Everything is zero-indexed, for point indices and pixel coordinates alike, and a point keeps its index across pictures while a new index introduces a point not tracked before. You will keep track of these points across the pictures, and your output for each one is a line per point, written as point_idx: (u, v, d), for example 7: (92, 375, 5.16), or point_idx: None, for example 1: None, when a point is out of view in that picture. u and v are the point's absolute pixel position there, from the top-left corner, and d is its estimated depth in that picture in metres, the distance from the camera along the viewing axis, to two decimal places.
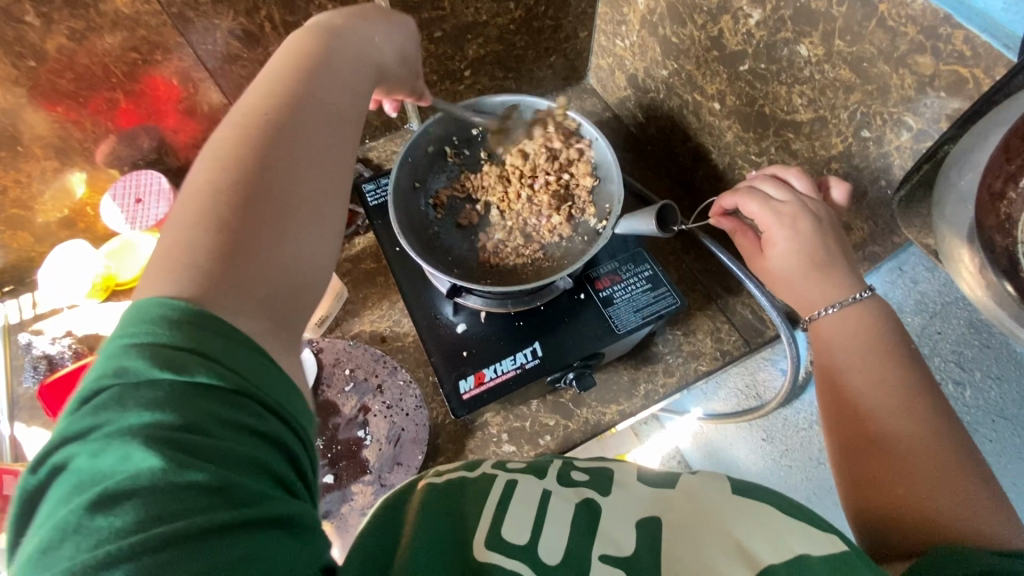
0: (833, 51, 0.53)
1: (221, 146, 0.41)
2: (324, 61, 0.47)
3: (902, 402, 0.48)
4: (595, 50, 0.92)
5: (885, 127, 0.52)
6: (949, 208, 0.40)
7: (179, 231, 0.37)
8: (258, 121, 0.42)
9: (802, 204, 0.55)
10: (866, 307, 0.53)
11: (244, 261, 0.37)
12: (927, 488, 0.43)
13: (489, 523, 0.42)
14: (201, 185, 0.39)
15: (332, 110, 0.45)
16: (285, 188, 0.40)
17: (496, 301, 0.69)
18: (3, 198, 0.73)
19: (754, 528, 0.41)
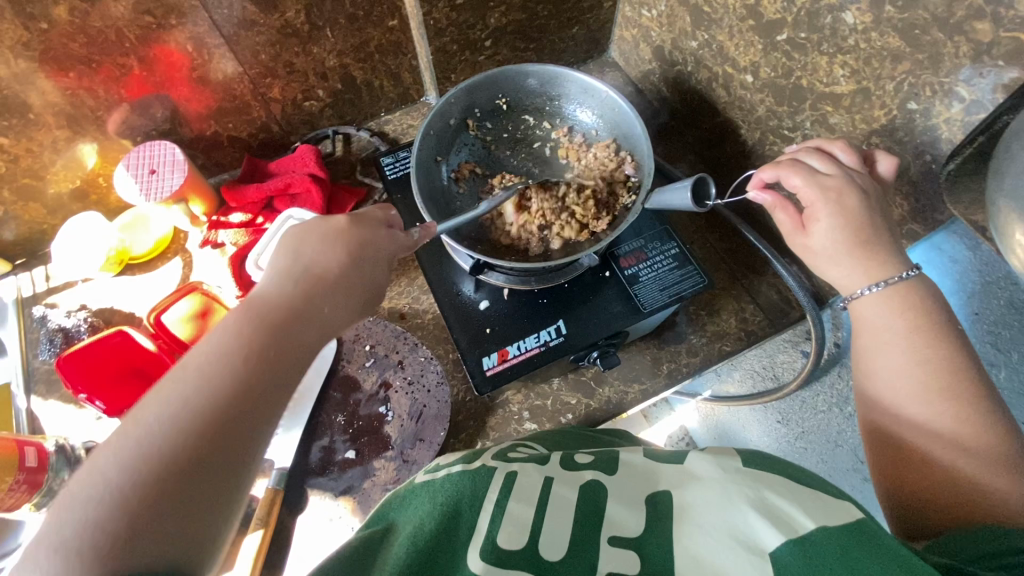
0: (882, 18, 0.51)
1: (170, 389, 0.38)
2: (287, 325, 0.44)
3: (948, 383, 0.46)
4: (619, 20, 0.89)
5: (934, 99, 0.50)
6: (1009, 181, 0.39)
7: (118, 477, 0.34)
8: (229, 364, 0.40)
9: (848, 178, 0.53)
10: (910, 286, 0.51)
11: (168, 523, 0.34)
12: (970, 468, 0.43)
13: (486, 529, 0.41)
14: (140, 425, 0.36)
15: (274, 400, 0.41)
16: (220, 464, 0.37)
17: (519, 278, 0.67)
18: (14, 167, 0.71)
19: (763, 502, 0.40)
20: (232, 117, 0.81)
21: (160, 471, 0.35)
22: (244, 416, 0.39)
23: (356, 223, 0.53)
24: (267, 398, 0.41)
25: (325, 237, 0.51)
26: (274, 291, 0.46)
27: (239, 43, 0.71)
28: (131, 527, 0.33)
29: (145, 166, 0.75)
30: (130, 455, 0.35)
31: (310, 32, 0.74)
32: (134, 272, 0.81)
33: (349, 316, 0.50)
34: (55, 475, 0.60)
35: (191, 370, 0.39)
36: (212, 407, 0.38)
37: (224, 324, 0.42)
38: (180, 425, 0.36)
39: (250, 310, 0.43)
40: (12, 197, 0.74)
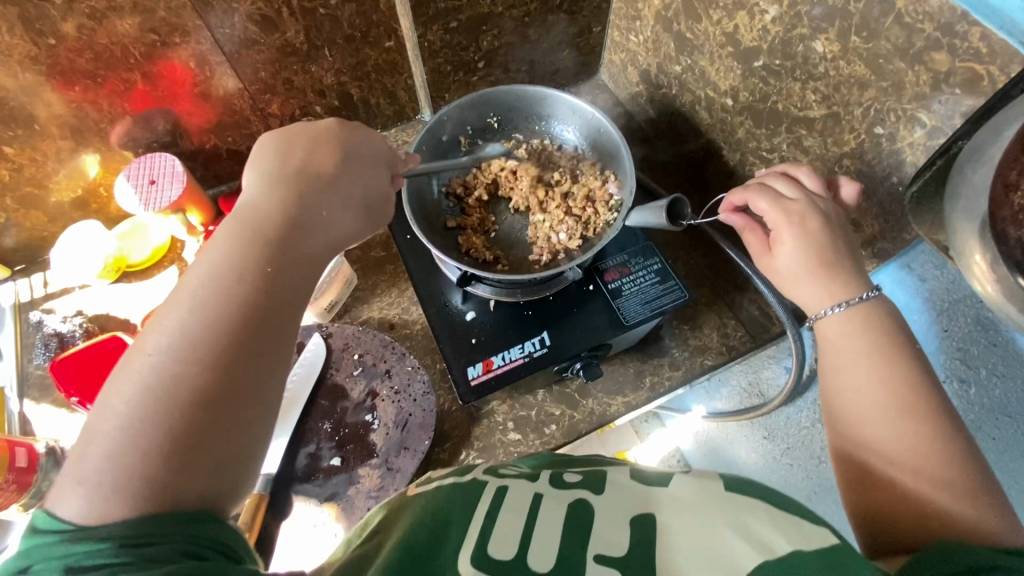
0: (848, 47, 0.54)
1: (156, 345, 0.40)
2: (286, 233, 0.46)
3: (909, 403, 0.48)
4: (608, 45, 0.93)
5: (899, 124, 0.52)
6: (962, 203, 0.41)
7: (137, 412, 0.38)
8: (228, 285, 0.42)
9: (810, 203, 0.56)
10: (871, 307, 0.53)
11: (195, 459, 0.38)
12: (928, 488, 0.44)
13: (475, 539, 0.43)
14: (135, 378, 0.39)
15: (283, 297, 0.44)
16: (231, 390, 0.40)
17: (506, 290, 0.69)
18: (18, 175, 0.74)
19: (746, 526, 0.41)
20: (232, 131, 0.83)
21: (172, 405, 0.39)
22: (249, 336, 0.42)
23: (345, 125, 0.54)
24: (275, 315, 0.43)
25: (312, 139, 0.51)
26: (264, 198, 0.47)
27: (240, 60, 0.74)
28: (160, 450, 0.38)
29: (145, 177, 0.77)
30: (142, 386, 0.39)
31: (309, 51, 0.77)
32: (130, 279, 0.83)
33: (349, 212, 0.50)
34: (44, 476, 0.61)
35: (189, 302, 0.41)
36: (218, 335, 0.41)
37: (217, 240, 0.44)
38: (187, 355, 0.40)
39: (240, 226, 0.45)
40: (14, 205, 0.76)
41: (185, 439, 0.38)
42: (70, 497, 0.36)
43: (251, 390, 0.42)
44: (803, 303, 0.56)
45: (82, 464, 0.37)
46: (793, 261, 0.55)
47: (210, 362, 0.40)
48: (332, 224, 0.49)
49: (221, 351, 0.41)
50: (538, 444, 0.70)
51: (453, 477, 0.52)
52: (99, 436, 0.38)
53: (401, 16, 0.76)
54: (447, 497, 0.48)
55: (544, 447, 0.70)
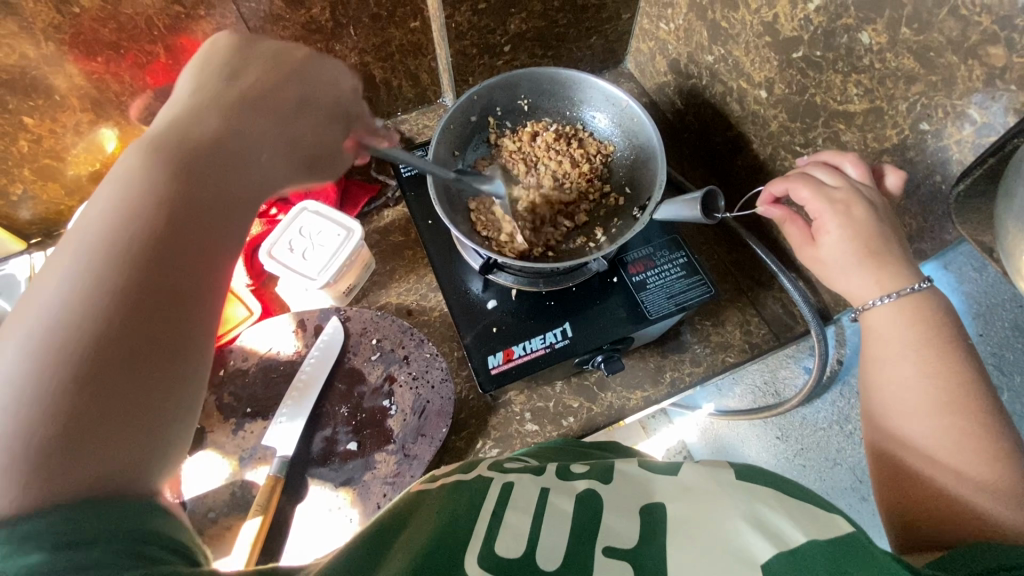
0: (897, 39, 0.52)
1: (49, 289, 0.32)
2: (217, 139, 0.39)
3: (953, 399, 0.47)
4: (636, 33, 0.91)
5: (946, 120, 0.51)
6: (1016, 203, 0.40)
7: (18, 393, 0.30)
8: (139, 187, 0.35)
9: (855, 190, 0.55)
10: (922, 299, 0.52)
11: (103, 429, 0.31)
12: (963, 488, 0.44)
13: (482, 535, 0.42)
14: (18, 333, 0.31)
15: (216, 213, 0.38)
16: (145, 316, 0.33)
17: (528, 279, 0.69)
18: (37, 147, 0.73)
19: (756, 514, 0.40)
20: None
21: (78, 327, 0.32)
22: (155, 246, 0.34)
23: (308, 58, 0.49)
24: (203, 217, 0.37)
25: (231, 46, 0.45)
26: (174, 114, 0.40)
27: (263, 36, 0.73)
28: (53, 441, 0.30)
29: None
30: (28, 355, 0.31)
31: (334, 29, 0.75)
32: None
33: (293, 132, 0.45)
34: None
35: (96, 246, 0.33)
36: (122, 245, 0.34)
37: (121, 159, 0.36)
38: (86, 311, 0.32)
39: (161, 142, 0.38)
40: (31, 176, 0.75)
41: (74, 413, 0.31)
42: None
43: (179, 319, 0.34)
44: (850, 292, 0.55)
45: None
46: (836, 248, 0.55)
47: (114, 283, 0.33)
48: (266, 139, 0.42)
49: (126, 264, 0.33)
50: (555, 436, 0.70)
51: (461, 475, 0.51)
52: None
53: None
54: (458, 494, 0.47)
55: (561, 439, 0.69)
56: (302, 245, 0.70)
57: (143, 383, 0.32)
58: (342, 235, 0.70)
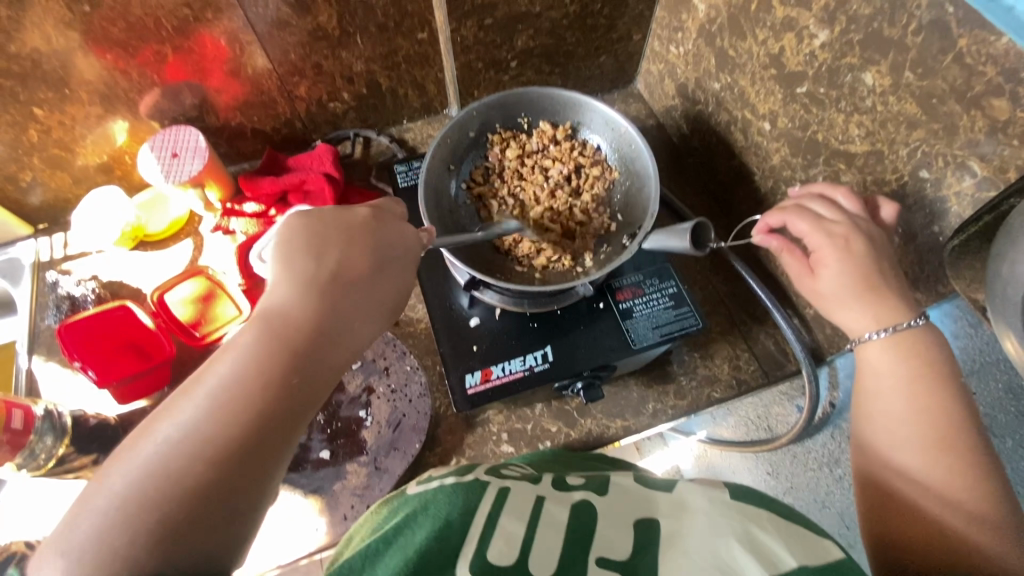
0: (900, 83, 0.50)
1: (170, 433, 0.40)
2: (310, 341, 0.45)
3: (947, 433, 0.47)
4: (647, 54, 0.90)
5: (946, 170, 0.49)
6: (1007, 267, 0.38)
7: (119, 502, 0.37)
8: (226, 404, 0.41)
9: (853, 223, 0.53)
10: (921, 334, 0.51)
11: (179, 545, 0.37)
12: (956, 521, 0.43)
13: (477, 535, 0.41)
14: (143, 459, 0.39)
15: (273, 444, 0.42)
16: (210, 531, 0.38)
17: (513, 299, 0.68)
18: (46, 137, 0.75)
19: (750, 535, 0.40)
20: (258, 111, 0.83)
21: (163, 519, 0.37)
22: (221, 490, 0.39)
23: (377, 218, 0.53)
24: (268, 446, 0.42)
25: (344, 234, 0.50)
26: (295, 301, 0.46)
27: (271, 41, 0.74)
28: (148, 540, 0.37)
29: (168, 149, 0.77)
30: (141, 473, 0.38)
31: (341, 37, 0.76)
32: (146, 249, 0.83)
33: (373, 320, 0.50)
34: (38, 439, 0.62)
35: (206, 400, 0.41)
36: (209, 462, 0.39)
37: (244, 339, 0.43)
38: (195, 448, 0.39)
39: (276, 324, 0.45)
40: (41, 164, 0.77)
41: (167, 521, 0.37)
42: (48, 573, 0.35)
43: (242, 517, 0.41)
44: (846, 325, 0.54)
45: (70, 536, 0.36)
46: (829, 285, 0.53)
47: (188, 506, 0.38)
48: (354, 334, 0.48)
49: (200, 489, 0.39)
50: None
51: (451, 478, 0.50)
52: (93, 510, 0.37)
53: (437, 9, 0.75)
54: (447, 495, 0.46)
55: None
56: None
57: (211, 533, 0.38)
58: None
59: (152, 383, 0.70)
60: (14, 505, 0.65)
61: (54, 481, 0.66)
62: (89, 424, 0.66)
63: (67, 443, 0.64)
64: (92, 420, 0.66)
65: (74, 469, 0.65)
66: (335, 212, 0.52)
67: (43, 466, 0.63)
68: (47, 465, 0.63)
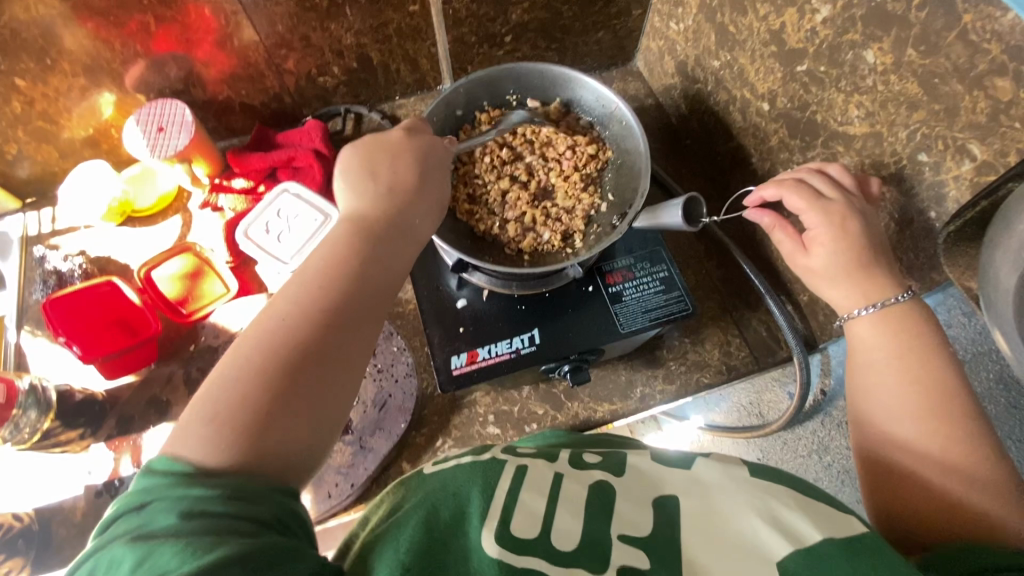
0: (902, 61, 0.48)
1: (269, 320, 0.44)
2: (380, 232, 0.50)
3: (940, 403, 0.46)
4: (647, 30, 0.87)
5: (945, 153, 0.47)
6: (1001, 255, 0.37)
7: (248, 373, 0.41)
8: (320, 286, 0.45)
9: (848, 202, 0.52)
10: (905, 309, 0.50)
11: (294, 409, 0.41)
12: (957, 487, 0.44)
13: (498, 512, 0.40)
14: (255, 339, 0.43)
15: (358, 320, 0.45)
16: (314, 395, 0.42)
17: (501, 281, 0.67)
18: (30, 109, 0.73)
19: (772, 512, 0.40)
20: (246, 85, 0.81)
21: (272, 384, 0.41)
22: (320, 357, 0.43)
23: (413, 131, 0.59)
24: (356, 321, 0.45)
25: (394, 149, 0.55)
26: (362, 206, 0.51)
27: (257, 11, 0.72)
28: (267, 404, 0.40)
29: (155, 123, 0.76)
30: (255, 348, 0.42)
31: (329, 8, 0.73)
32: (135, 225, 0.82)
33: (429, 216, 0.54)
34: (22, 413, 0.63)
35: (305, 284, 0.45)
36: (308, 333, 0.43)
37: (328, 239, 0.49)
38: (295, 324, 0.43)
39: (352, 225, 0.50)
40: (26, 137, 0.76)
41: (280, 386, 0.41)
42: (182, 446, 0.38)
43: (340, 392, 0.44)
44: (836, 301, 0.53)
45: (199, 408, 0.40)
46: None
47: (297, 372, 0.42)
48: (417, 229, 0.53)
49: (300, 355, 0.42)
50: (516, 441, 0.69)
51: (469, 457, 0.48)
52: (218, 386, 0.41)
53: None
54: (466, 471, 0.45)
55: None
56: (277, 227, 0.70)
57: (315, 401, 0.42)
58: (314, 221, 0.69)
59: (143, 356, 0.70)
60: None
61: (41, 455, 0.66)
62: (74, 400, 0.68)
63: (53, 417, 0.65)
64: (78, 396, 0.68)
65: (61, 443, 0.66)
66: (378, 136, 0.57)
67: (28, 439, 0.64)
68: (32, 439, 0.64)
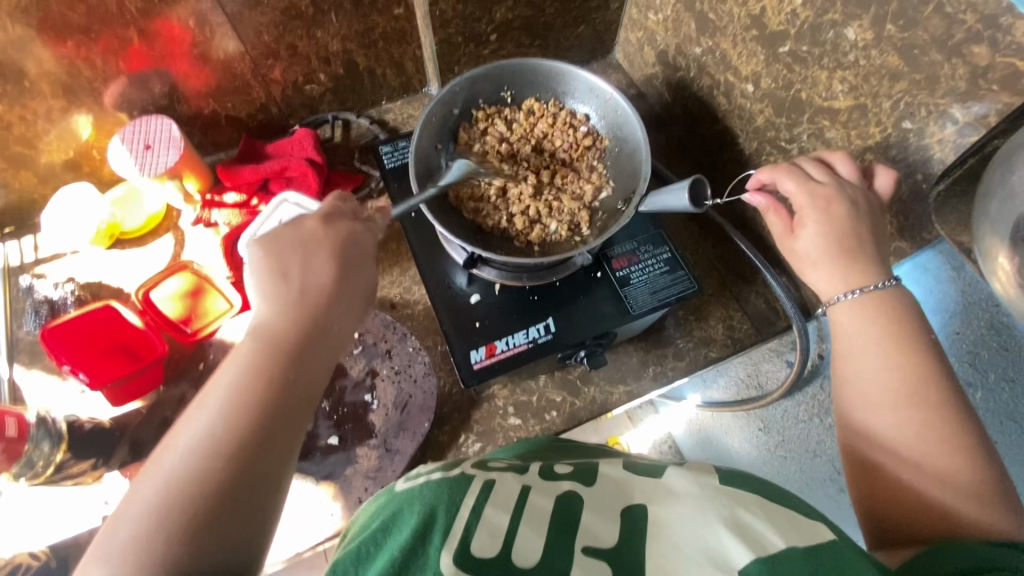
0: (882, 36, 0.52)
1: (183, 444, 0.42)
2: (299, 342, 0.48)
3: (916, 386, 0.48)
4: (625, 23, 0.90)
5: (929, 119, 0.51)
6: (994, 205, 0.41)
7: (161, 503, 0.40)
8: (234, 407, 0.44)
9: (839, 187, 0.54)
10: (887, 295, 0.52)
11: (218, 532, 0.40)
12: (930, 474, 0.45)
13: (459, 540, 0.40)
14: (166, 469, 0.41)
15: (282, 435, 0.44)
16: (234, 516, 0.41)
17: (511, 274, 0.67)
18: (7, 134, 0.71)
19: (737, 519, 0.41)
20: (232, 97, 0.80)
21: (190, 511, 0.39)
22: (245, 480, 0.42)
23: (328, 218, 0.54)
24: (278, 435, 0.44)
25: (303, 245, 0.52)
26: (277, 312, 0.48)
27: (242, 21, 0.71)
28: (184, 527, 0.39)
29: (141, 141, 0.74)
30: (169, 476, 0.41)
31: (314, 15, 0.73)
32: (124, 247, 0.80)
33: (353, 315, 0.52)
34: (34, 446, 0.60)
35: (218, 406, 0.44)
36: (225, 459, 0.42)
37: (241, 350, 0.47)
38: (211, 451, 0.42)
39: (265, 336, 0.47)
40: (3, 164, 0.73)
41: (196, 513, 0.40)
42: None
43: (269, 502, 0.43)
44: (817, 286, 0.56)
45: (109, 545, 0.38)
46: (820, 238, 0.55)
47: (215, 497, 0.40)
48: (339, 330, 0.51)
49: (218, 479, 0.41)
50: (538, 430, 0.70)
51: (439, 473, 0.49)
52: (128, 517, 0.39)
53: None
54: (434, 491, 0.45)
55: (543, 433, 0.70)
56: None
57: (242, 520, 0.41)
58: None
59: (147, 383, 0.68)
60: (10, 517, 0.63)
61: (52, 490, 0.64)
62: (85, 429, 0.65)
63: (65, 449, 0.63)
64: (87, 425, 0.65)
65: (74, 476, 0.63)
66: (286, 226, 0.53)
67: (42, 473, 0.61)
68: (46, 473, 0.62)
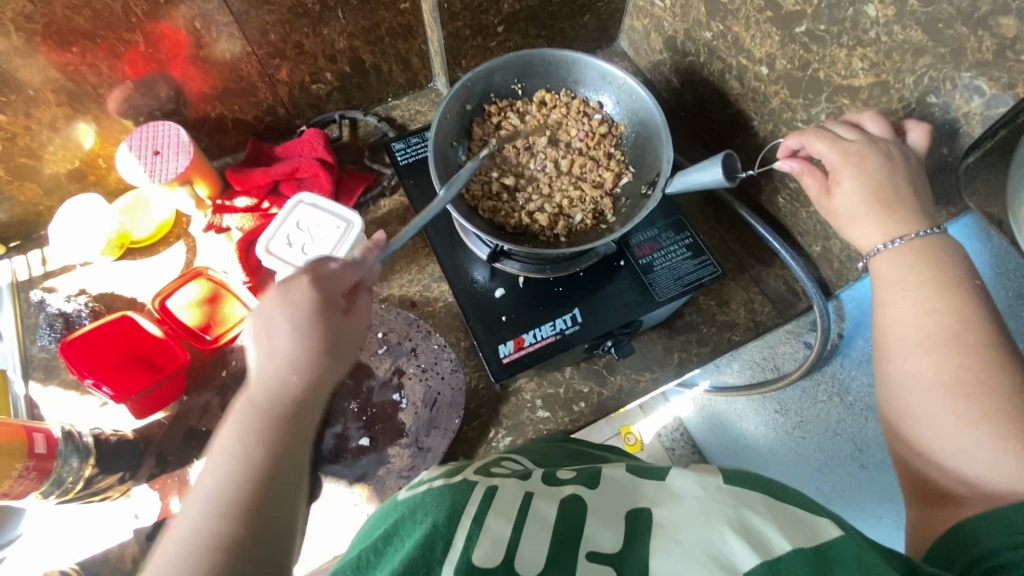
0: (905, 11, 0.52)
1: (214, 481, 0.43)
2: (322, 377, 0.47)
3: (957, 331, 0.49)
4: (630, 10, 0.89)
5: (954, 92, 0.51)
6: None
7: (196, 543, 0.40)
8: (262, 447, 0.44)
9: (870, 142, 0.54)
10: (928, 241, 0.53)
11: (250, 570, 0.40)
12: (964, 420, 0.46)
13: (461, 546, 0.39)
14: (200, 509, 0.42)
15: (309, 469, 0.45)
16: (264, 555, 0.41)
17: (535, 266, 0.67)
18: (11, 145, 0.69)
19: (742, 521, 0.40)
20: (238, 99, 0.79)
21: (225, 552, 0.40)
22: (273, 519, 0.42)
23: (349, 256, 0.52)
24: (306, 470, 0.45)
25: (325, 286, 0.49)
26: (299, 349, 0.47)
27: (248, 21, 0.69)
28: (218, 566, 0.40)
29: (149, 147, 0.72)
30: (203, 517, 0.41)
31: (321, 12, 0.72)
32: (134, 257, 0.79)
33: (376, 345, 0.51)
34: (63, 462, 0.59)
35: (244, 445, 0.44)
36: (256, 500, 0.42)
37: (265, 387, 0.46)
38: (242, 492, 0.42)
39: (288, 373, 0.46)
40: (7, 176, 0.71)
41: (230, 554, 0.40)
42: None
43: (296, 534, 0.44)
44: (859, 240, 0.56)
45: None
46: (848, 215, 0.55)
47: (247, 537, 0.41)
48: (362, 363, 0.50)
49: (249, 520, 0.41)
50: (567, 421, 0.70)
51: (441, 481, 0.47)
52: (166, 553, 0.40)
53: None
54: (435, 498, 0.43)
55: (572, 424, 0.70)
56: (299, 239, 0.68)
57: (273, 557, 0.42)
58: (337, 228, 0.68)
59: (170, 392, 0.66)
60: (39, 536, 0.62)
61: (80, 506, 0.63)
62: (109, 443, 0.65)
63: (93, 463, 0.62)
64: (112, 438, 0.65)
65: (100, 491, 0.63)
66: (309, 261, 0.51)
67: (71, 489, 0.61)
68: (75, 488, 0.61)
